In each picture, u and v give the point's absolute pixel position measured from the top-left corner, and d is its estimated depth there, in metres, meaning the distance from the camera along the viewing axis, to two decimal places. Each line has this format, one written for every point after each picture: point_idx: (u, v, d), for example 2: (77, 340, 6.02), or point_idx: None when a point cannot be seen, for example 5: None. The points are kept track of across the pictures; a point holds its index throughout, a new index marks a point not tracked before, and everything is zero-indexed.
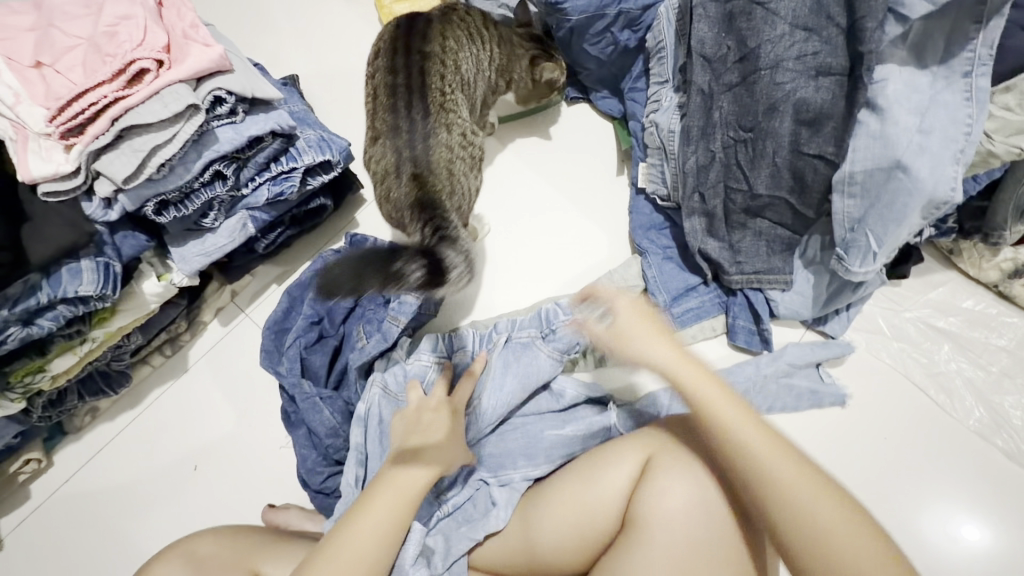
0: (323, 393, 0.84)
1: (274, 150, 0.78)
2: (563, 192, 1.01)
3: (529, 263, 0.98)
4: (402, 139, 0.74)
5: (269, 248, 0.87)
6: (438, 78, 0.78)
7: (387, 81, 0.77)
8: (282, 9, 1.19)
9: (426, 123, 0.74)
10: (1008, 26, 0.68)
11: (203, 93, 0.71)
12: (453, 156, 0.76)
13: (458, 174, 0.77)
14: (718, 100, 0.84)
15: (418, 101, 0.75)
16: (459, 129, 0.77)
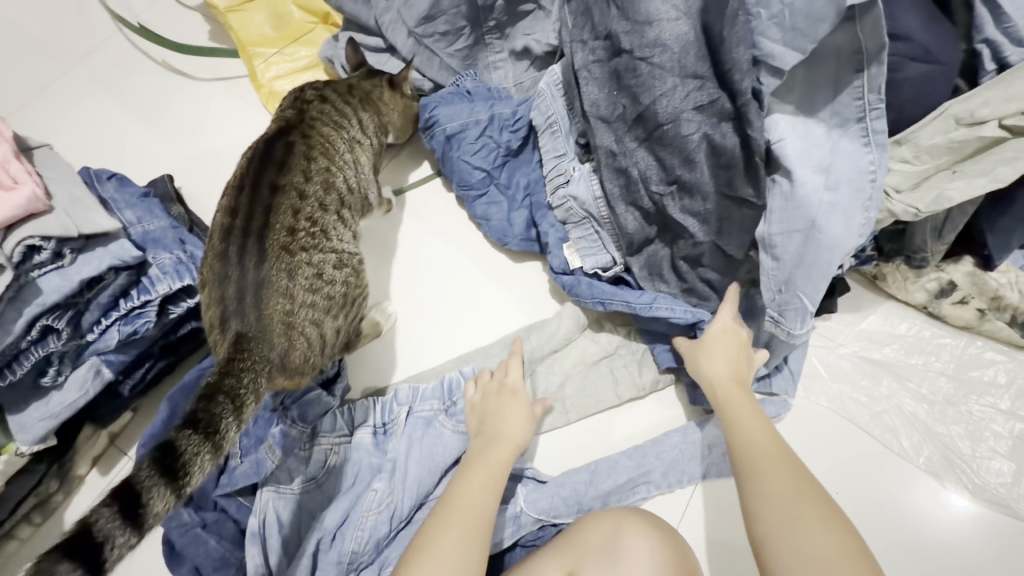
0: (206, 520, 0.76)
1: (121, 285, 0.69)
2: (464, 246, 0.93)
3: (441, 333, 0.89)
4: (231, 295, 0.63)
5: (138, 388, 0.77)
6: (291, 209, 0.68)
7: (230, 217, 0.68)
8: (157, 101, 1.13)
9: (258, 270, 0.63)
10: (896, 60, 0.63)
11: (14, 245, 0.62)
12: (293, 304, 0.65)
13: (297, 326, 0.65)
14: (631, 157, 0.74)
15: (254, 245, 0.65)
16: (311, 268, 0.67)
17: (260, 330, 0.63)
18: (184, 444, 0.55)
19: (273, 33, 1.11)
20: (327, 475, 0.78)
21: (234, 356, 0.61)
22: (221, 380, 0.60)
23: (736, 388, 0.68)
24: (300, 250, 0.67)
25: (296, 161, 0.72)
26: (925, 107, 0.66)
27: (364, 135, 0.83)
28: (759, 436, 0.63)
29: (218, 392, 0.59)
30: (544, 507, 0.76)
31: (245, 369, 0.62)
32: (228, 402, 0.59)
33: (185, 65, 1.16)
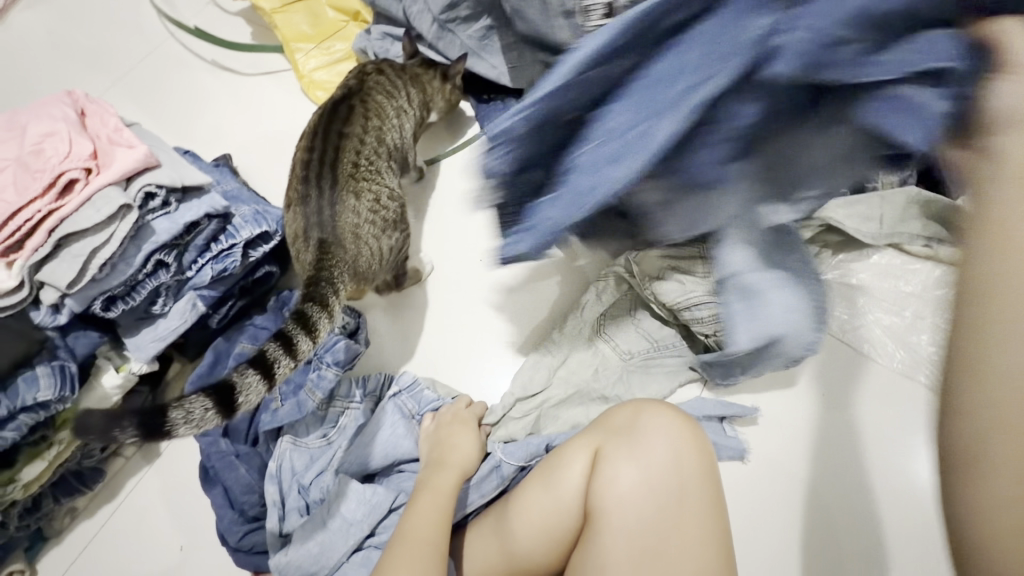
0: (240, 451, 0.82)
1: (212, 231, 0.83)
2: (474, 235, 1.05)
3: (463, 311, 1.01)
4: (313, 210, 0.79)
5: (223, 321, 0.91)
6: (354, 150, 0.84)
7: (307, 153, 0.83)
8: (211, 95, 1.28)
9: (333, 193, 0.79)
10: None
11: (135, 190, 0.76)
12: (359, 221, 0.81)
13: (363, 238, 0.81)
14: None
15: (328, 173, 0.80)
16: (371, 194, 0.83)
17: (336, 238, 0.78)
18: (272, 346, 0.72)
19: (311, 30, 1.26)
20: (339, 434, 0.86)
21: (322, 257, 0.78)
22: (317, 271, 0.77)
23: None
24: (362, 180, 0.83)
25: (358, 118, 0.87)
26: None
27: (410, 106, 0.96)
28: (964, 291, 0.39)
29: (317, 281, 0.77)
30: (522, 456, 0.85)
31: (332, 266, 0.78)
32: (327, 285, 0.77)
33: (232, 62, 1.31)
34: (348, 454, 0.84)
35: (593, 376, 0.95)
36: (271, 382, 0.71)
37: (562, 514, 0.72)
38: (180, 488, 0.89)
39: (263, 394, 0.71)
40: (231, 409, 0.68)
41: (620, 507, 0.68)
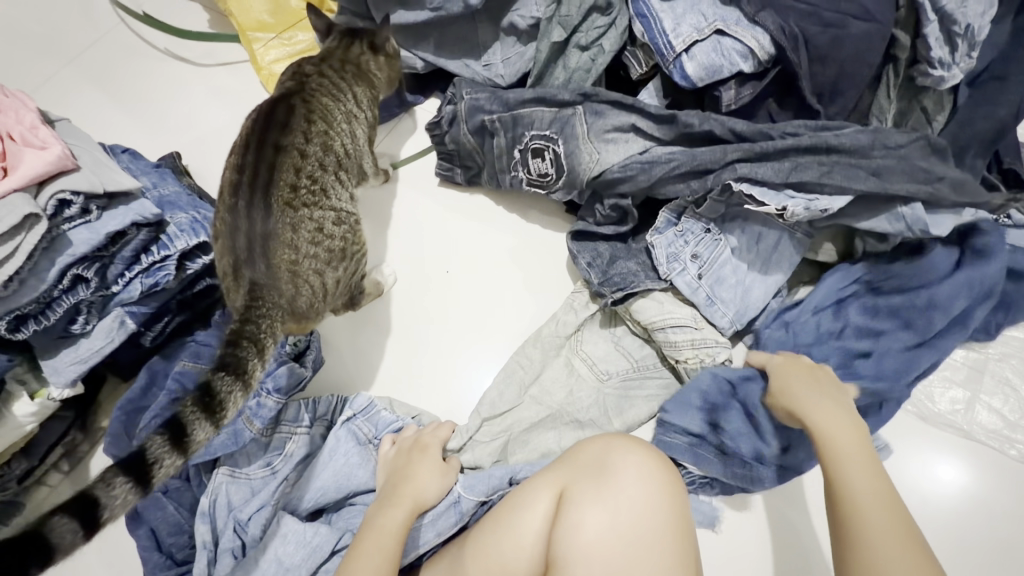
0: (170, 485, 0.75)
1: (142, 241, 0.74)
2: (444, 248, 0.98)
3: (427, 328, 0.93)
4: (241, 243, 0.71)
5: (158, 339, 0.83)
6: (292, 168, 0.75)
7: (238, 174, 0.75)
8: (163, 87, 1.19)
9: (265, 223, 0.71)
10: (842, 17, 0.73)
11: (47, 198, 0.67)
12: (298, 255, 0.73)
13: (303, 274, 0.74)
14: (627, 140, 0.85)
15: (261, 199, 0.72)
16: (312, 223, 0.75)
17: (269, 278, 0.71)
18: (157, 442, 0.61)
19: (272, 19, 1.18)
20: (285, 462, 0.78)
21: (250, 304, 0.70)
22: (242, 326, 0.70)
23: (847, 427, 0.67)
24: (302, 206, 0.75)
25: (296, 127, 0.79)
26: (866, 61, 0.75)
27: (359, 109, 0.89)
28: (831, 418, 0.68)
29: (242, 338, 0.69)
30: (485, 488, 0.77)
31: (261, 316, 0.71)
32: (249, 344, 0.69)
33: (187, 52, 1.22)
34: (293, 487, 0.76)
35: (565, 399, 0.88)
36: (149, 487, 0.60)
37: (520, 564, 0.66)
38: None
39: (134, 503, 0.59)
40: (96, 526, 0.56)
41: (581, 559, 0.62)
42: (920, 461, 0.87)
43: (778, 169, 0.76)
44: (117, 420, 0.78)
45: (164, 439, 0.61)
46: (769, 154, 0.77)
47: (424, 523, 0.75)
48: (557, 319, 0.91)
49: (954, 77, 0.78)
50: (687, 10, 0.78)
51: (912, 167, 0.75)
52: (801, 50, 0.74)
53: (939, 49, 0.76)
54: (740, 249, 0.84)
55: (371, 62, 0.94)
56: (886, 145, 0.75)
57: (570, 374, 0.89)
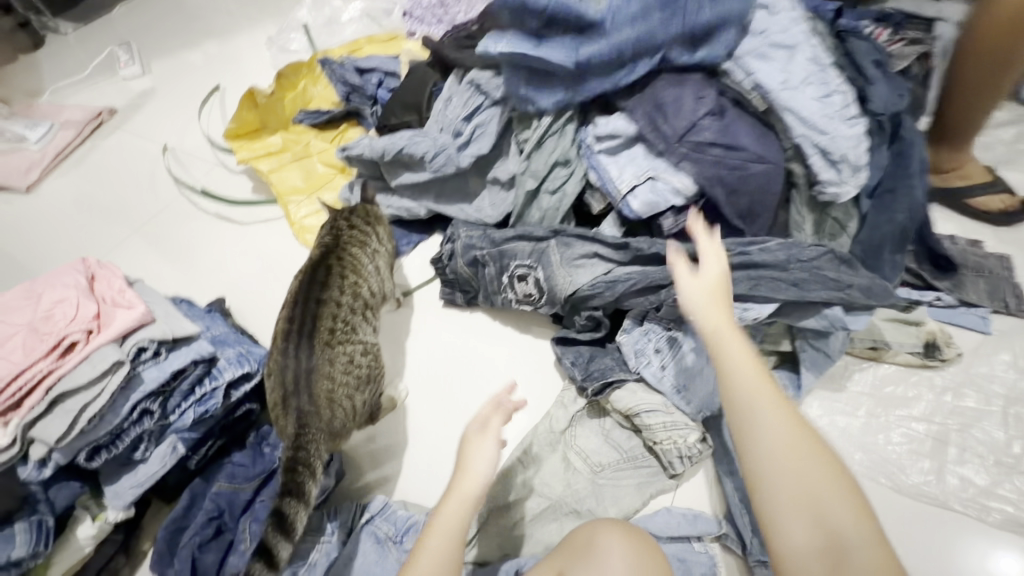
0: None
1: (197, 375, 0.90)
2: (449, 360, 1.12)
3: (442, 433, 1.04)
4: (290, 379, 0.87)
5: (201, 461, 0.95)
6: (331, 315, 0.94)
7: (287, 323, 0.93)
8: (213, 243, 1.44)
9: (310, 360, 0.88)
10: (747, 160, 0.93)
11: (129, 346, 0.85)
12: (333, 384, 0.89)
13: (337, 400, 0.89)
14: (591, 262, 1.03)
15: (306, 341, 0.90)
16: (345, 356, 0.92)
17: (311, 408, 0.86)
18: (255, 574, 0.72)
19: (303, 184, 1.46)
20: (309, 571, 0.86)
21: (299, 433, 0.84)
22: (296, 453, 0.83)
23: (729, 331, 0.70)
24: (337, 343, 0.92)
25: (334, 281, 0.98)
26: (771, 191, 0.94)
27: (381, 246, 1.10)
28: (746, 373, 0.66)
29: (297, 465, 0.82)
30: None
31: (309, 442, 0.84)
32: (304, 471, 0.82)
33: (233, 214, 1.48)
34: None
35: (564, 493, 0.95)
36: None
37: None
38: None
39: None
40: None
41: None
42: (904, 531, 0.92)
43: None
44: (162, 539, 0.87)
45: (261, 564, 0.73)
46: None
47: None
48: (550, 416, 1.02)
49: (847, 191, 0.95)
50: (627, 163, 1.00)
51: (824, 278, 0.93)
52: (717, 186, 0.93)
53: (827, 173, 0.95)
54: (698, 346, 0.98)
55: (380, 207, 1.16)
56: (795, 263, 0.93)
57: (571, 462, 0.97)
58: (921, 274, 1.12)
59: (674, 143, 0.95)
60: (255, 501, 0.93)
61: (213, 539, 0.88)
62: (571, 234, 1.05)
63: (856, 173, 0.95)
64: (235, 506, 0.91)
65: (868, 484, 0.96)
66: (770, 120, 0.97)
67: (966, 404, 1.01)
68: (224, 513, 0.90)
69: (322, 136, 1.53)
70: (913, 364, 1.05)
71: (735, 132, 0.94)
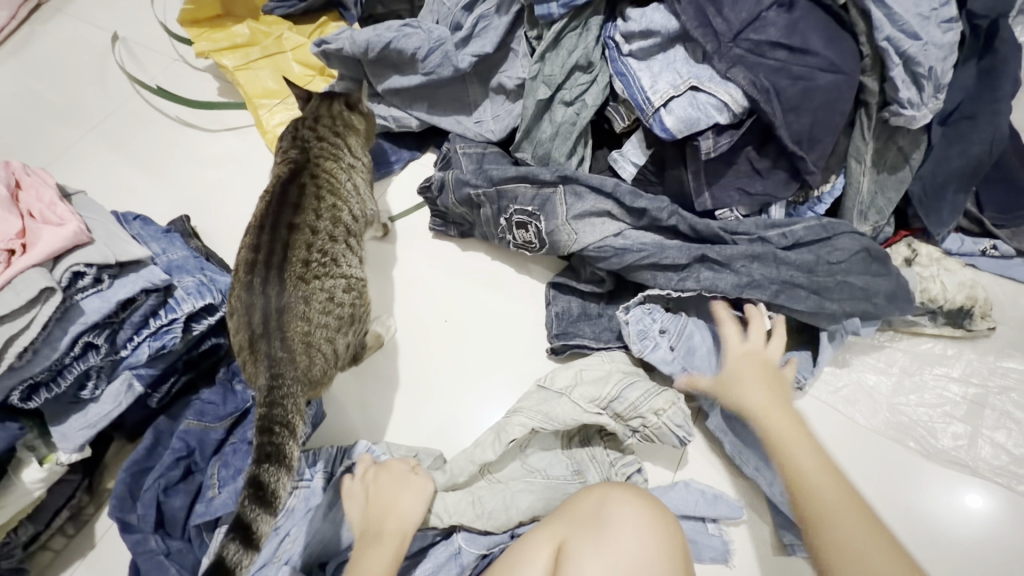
0: (172, 548, 0.77)
1: (151, 306, 0.77)
2: (443, 295, 1.00)
3: (433, 376, 0.95)
4: (258, 319, 0.75)
5: (165, 399, 0.85)
6: (305, 245, 0.80)
7: (254, 253, 0.80)
8: (174, 152, 1.26)
9: (280, 298, 0.76)
10: (812, 70, 0.76)
11: (62, 271, 0.71)
12: (310, 326, 0.78)
13: (316, 344, 0.78)
14: (601, 219, 0.90)
15: (276, 276, 0.77)
16: (324, 293, 0.80)
17: (285, 353, 0.75)
18: (232, 548, 0.65)
19: (276, 86, 1.26)
20: (288, 517, 0.80)
21: (272, 386, 0.74)
22: (271, 411, 0.73)
23: (771, 391, 0.75)
24: (314, 278, 0.80)
25: (308, 204, 0.84)
26: (837, 110, 0.78)
27: (357, 160, 0.95)
28: (786, 419, 0.70)
29: (273, 424, 0.73)
30: (484, 541, 0.81)
31: (286, 397, 0.75)
32: (284, 432, 0.74)
33: (198, 120, 1.29)
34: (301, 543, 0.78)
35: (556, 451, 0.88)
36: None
37: None
38: None
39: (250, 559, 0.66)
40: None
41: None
42: (926, 498, 0.86)
43: (735, 283, 0.85)
44: (123, 481, 0.79)
45: (236, 543, 0.66)
46: (730, 262, 0.85)
47: None
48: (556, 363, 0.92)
49: (922, 115, 0.79)
50: (663, 69, 0.82)
51: (849, 288, 0.84)
52: (773, 101, 0.76)
53: (907, 91, 0.78)
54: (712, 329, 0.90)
55: (355, 116, 0.98)
56: (826, 262, 0.84)
57: (561, 420, 0.84)
58: (981, 220, 0.97)
59: (728, 43, 0.77)
60: (228, 440, 0.84)
61: (181, 481, 0.81)
62: (584, 184, 0.90)
63: (941, 90, 0.78)
64: (206, 445, 0.83)
65: (894, 451, 0.89)
66: (848, 18, 0.78)
67: (1009, 365, 0.92)
68: (194, 453, 0.82)
69: (297, 29, 1.30)
70: (941, 333, 0.94)
71: (804, 32, 0.76)
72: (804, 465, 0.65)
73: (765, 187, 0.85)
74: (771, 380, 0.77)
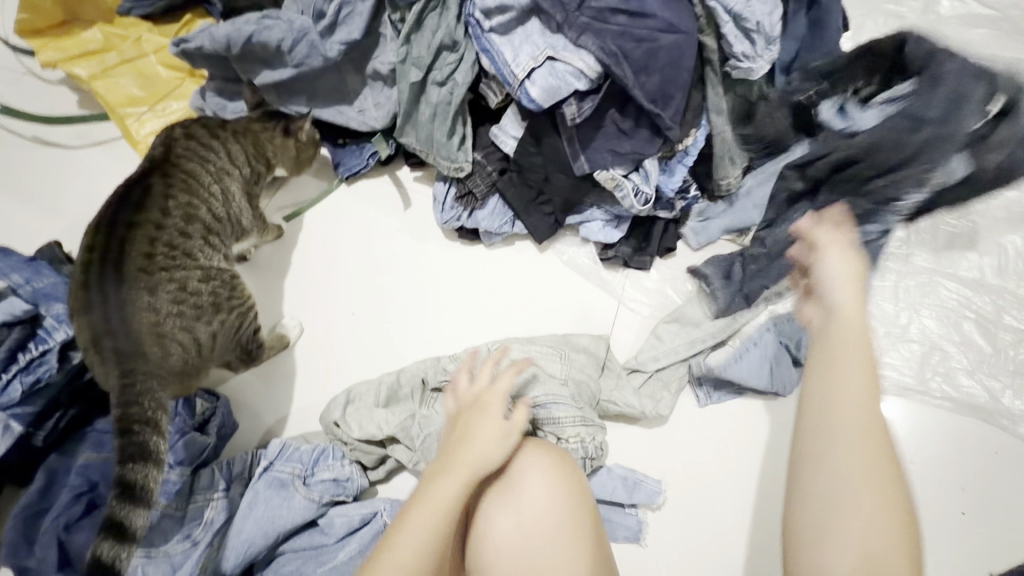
0: None
1: (17, 339, 0.74)
2: (355, 282, 1.04)
3: (347, 370, 0.97)
4: (98, 316, 0.74)
5: (50, 438, 0.79)
6: (147, 238, 0.79)
7: (90, 251, 0.78)
8: (34, 175, 1.16)
9: (119, 291, 0.75)
10: (655, 30, 0.81)
11: None
12: (159, 316, 0.77)
13: (168, 335, 0.77)
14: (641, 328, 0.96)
15: (113, 272, 0.76)
16: (172, 283, 0.79)
17: (132, 346, 0.74)
18: (106, 545, 0.64)
19: (141, 93, 1.18)
20: (205, 531, 0.78)
21: (123, 383, 0.73)
22: (126, 411, 0.72)
23: (847, 344, 0.60)
24: (158, 270, 0.78)
25: (154, 201, 0.82)
26: (683, 67, 0.84)
27: (233, 165, 0.92)
28: (852, 389, 0.57)
29: (130, 423, 0.72)
30: None
31: (142, 396, 0.73)
32: (151, 429, 0.73)
33: (56, 137, 1.19)
34: (219, 550, 0.77)
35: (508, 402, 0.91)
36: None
37: None
38: None
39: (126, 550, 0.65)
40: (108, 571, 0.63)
41: (499, 554, 0.67)
42: None
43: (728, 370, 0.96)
44: (15, 526, 0.74)
45: (110, 539, 0.65)
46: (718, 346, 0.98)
47: (353, 557, 0.80)
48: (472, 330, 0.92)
49: (758, 67, 0.87)
50: (521, 42, 0.85)
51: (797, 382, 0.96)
52: (623, 64, 0.81)
53: (740, 44, 0.85)
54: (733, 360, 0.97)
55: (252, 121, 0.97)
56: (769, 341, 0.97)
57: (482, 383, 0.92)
58: None
59: (574, 13, 0.82)
60: None
61: (86, 516, 0.76)
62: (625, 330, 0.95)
63: (771, 40, 0.86)
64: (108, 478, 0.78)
65: None
66: None
67: None
68: (96, 488, 0.78)
69: (157, 30, 1.22)
70: None
71: None
72: (833, 456, 0.55)
73: (633, 146, 0.90)
74: (861, 357, 0.60)
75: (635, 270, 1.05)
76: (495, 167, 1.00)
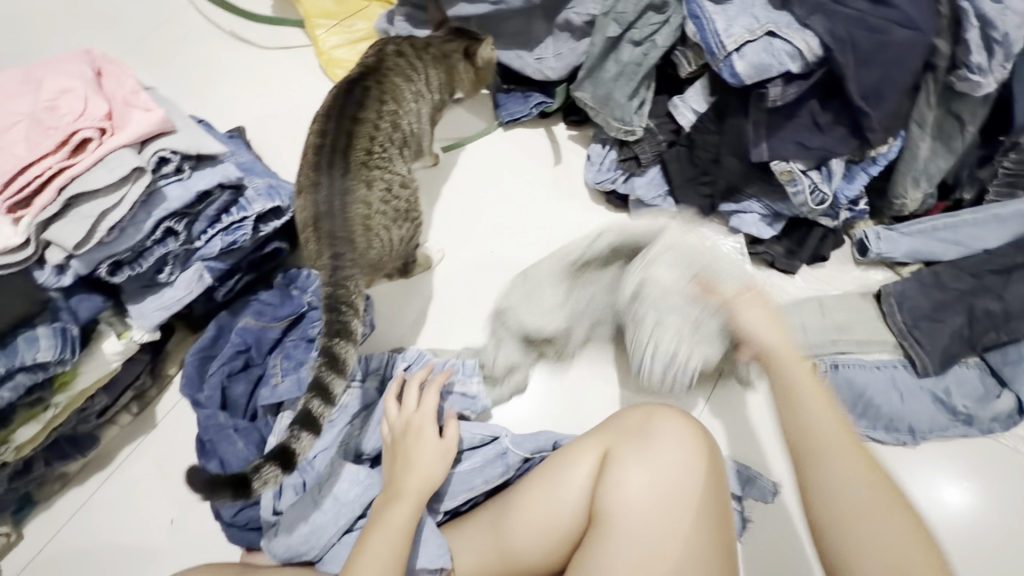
0: (238, 424, 0.82)
1: (224, 202, 0.81)
2: (500, 222, 1.07)
3: (477, 303, 1.01)
4: (322, 198, 0.81)
5: (228, 295, 0.89)
6: (367, 137, 0.86)
7: (319, 139, 0.86)
8: (227, 65, 1.26)
9: (344, 179, 0.82)
10: (889, 24, 0.77)
11: (149, 154, 0.74)
12: (370, 211, 0.83)
13: (374, 230, 0.83)
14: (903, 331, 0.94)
15: (340, 161, 0.83)
16: (382, 184, 0.85)
17: (346, 231, 0.80)
18: (316, 403, 0.73)
19: (334, 6, 1.25)
20: (342, 411, 0.85)
21: (334, 264, 0.80)
22: (335, 291, 0.80)
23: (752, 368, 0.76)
24: (375, 167, 0.85)
25: (371, 103, 0.89)
26: (907, 68, 0.79)
27: (427, 89, 0.98)
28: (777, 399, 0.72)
29: (338, 302, 0.79)
30: (531, 446, 0.85)
31: (348, 279, 0.81)
32: (348, 310, 0.80)
33: (251, 35, 1.29)
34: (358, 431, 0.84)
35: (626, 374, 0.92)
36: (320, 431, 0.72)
37: (563, 512, 0.72)
38: (173, 460, 0.90)
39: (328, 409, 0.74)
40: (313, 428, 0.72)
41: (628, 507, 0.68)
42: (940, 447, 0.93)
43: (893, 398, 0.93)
44: (190, 364, 0.84)
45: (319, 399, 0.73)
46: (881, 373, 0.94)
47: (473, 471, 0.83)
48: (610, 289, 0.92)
49: (987, 84, 0.80)
50: (738, 14, 0.83)
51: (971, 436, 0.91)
52: (847, 52, 0.78)
53: (978, 55, 0.78)
54: (870, 387, 0.93)
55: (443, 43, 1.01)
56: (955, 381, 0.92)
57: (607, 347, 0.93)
58: None
59: None
60: (283, 341, 0.88)
61: (242, 372, 0.86)
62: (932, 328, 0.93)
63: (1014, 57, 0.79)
64: (263, 344, 0.87)
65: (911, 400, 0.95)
66: None
67: None
68: (251, 349, 0.86)
69: None
70: None
71: None
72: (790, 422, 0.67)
73: (825, 142, 0.86)
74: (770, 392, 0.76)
75: (780, 272, 1.02)
76: (666, 138, 1.00)
